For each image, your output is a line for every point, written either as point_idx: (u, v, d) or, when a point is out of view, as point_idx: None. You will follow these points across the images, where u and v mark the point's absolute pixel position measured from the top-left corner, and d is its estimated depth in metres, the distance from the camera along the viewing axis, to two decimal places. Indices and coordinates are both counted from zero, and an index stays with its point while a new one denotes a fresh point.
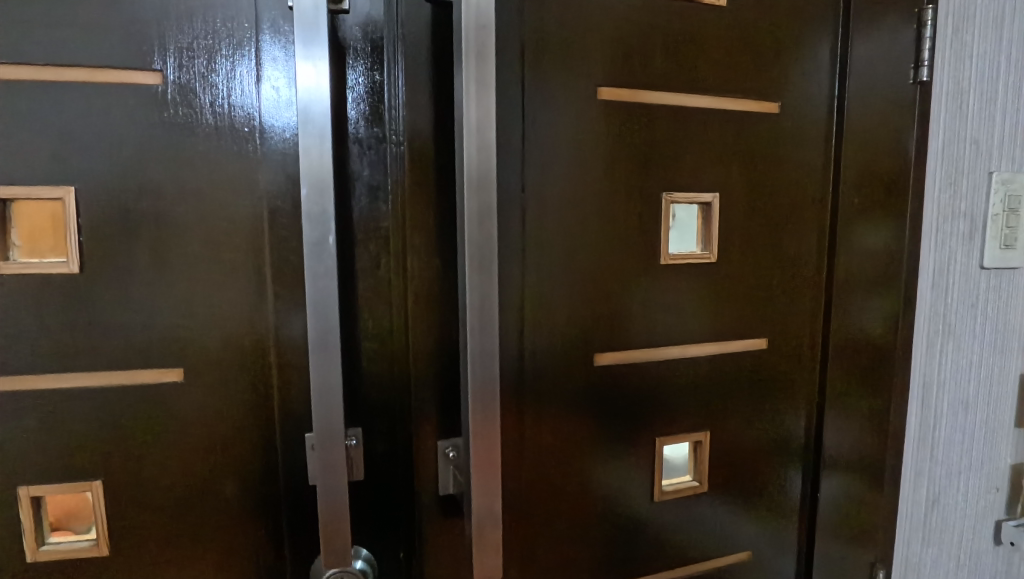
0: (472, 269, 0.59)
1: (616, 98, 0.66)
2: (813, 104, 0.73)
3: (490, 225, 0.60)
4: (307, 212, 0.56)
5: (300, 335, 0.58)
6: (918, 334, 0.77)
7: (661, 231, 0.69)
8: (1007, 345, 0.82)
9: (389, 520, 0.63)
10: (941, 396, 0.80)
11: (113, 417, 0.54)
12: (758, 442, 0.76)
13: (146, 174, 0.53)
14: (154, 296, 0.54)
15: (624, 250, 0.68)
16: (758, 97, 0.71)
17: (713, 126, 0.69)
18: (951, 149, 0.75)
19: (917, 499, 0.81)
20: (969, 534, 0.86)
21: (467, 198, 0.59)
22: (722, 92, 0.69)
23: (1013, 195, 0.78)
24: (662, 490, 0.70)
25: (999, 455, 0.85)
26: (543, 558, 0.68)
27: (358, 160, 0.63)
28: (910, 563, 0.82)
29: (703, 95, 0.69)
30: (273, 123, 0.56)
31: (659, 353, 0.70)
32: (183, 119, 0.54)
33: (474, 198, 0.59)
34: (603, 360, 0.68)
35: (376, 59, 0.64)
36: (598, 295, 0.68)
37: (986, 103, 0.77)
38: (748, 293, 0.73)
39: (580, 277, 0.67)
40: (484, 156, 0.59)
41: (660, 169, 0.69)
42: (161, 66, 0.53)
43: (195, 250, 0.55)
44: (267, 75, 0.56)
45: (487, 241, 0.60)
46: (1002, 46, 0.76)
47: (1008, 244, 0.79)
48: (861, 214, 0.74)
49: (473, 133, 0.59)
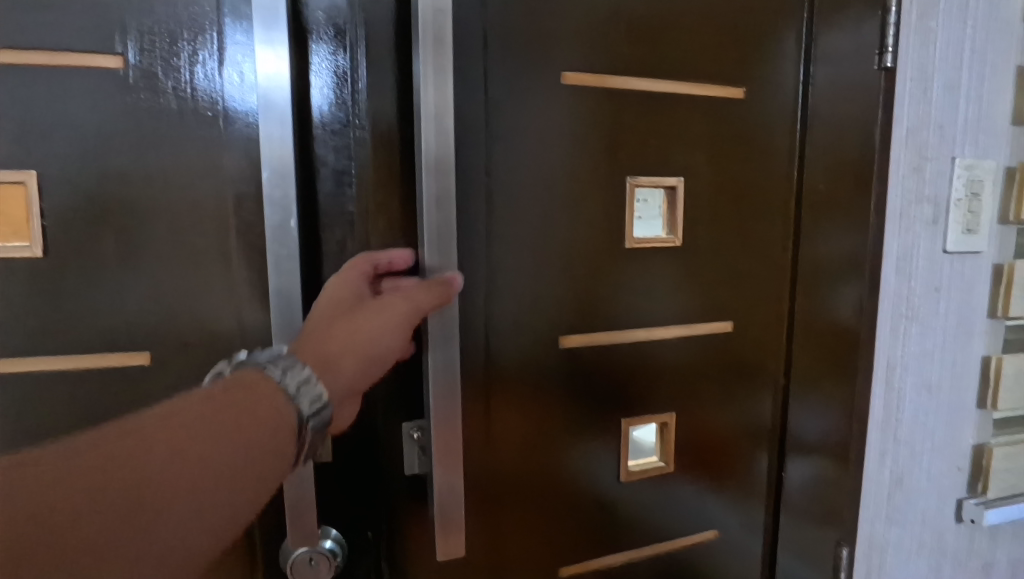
0: (430, 251, 0.61)
1: (581, 84, 0.72)
2: (783, 97, 0.83)
3: (449, 211, 0.60)
4: (270, 197, 0.59)
5: (265, 320, 0.67)
6: (883, 318, 0.87)
7: (628, 216, 0.76)
8: (969, 329, 0.93)
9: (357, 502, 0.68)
10: (904, 378, 0.91)
11: (123, 372, 0.64)
12: (723, 420, 0.88)
13: (106, 156, 0.61)
14: (122, 279, 0.63)
15: (601, 239, 0.75)
16: (723, 83, 0.79)
17: (674, 125, 0.77)
18: (916, 135, 0.85)
19: (881, 479, 0.93)
20: (933, 511, 0.98)
21: (425, 184, 0.59)
22: (687, 78, 0.77)
23: (975, 180, 0.88)
24: (628, 471, 0.81)
25: (961, 436, 0.96)
26: (510, 534, 0.76)
27: (322, 147, 0.64)
28: (875, 540, 0.94)
29: (668, 80, 0.76)
30: (235, 108, 0.64)
31: (626, 336, 0.78)
32: (146, 104, 0.62)
33: (433, 182, 0.59)
34: (569, 343, 0.75)
35: (340, 44, 0.64)
36: (567, 282, 0.74)
37: (950, 89, 0.86)
38: (712, 274, 0.83)
39: (543, 268, 0.72)
40: (444, 142, 0.59)
41: (631, 159, 0.75)
42: (123, 51, 0.61)
43: (158, 233, 0.63)
44: (229, 59, 0.64)
45: (447, 228, 0.61)
46: (966, 34, 0.85)
47: (970, 229, 0.89)
48: (821, 198, 0.86)
49: (433, 122, 0.58)
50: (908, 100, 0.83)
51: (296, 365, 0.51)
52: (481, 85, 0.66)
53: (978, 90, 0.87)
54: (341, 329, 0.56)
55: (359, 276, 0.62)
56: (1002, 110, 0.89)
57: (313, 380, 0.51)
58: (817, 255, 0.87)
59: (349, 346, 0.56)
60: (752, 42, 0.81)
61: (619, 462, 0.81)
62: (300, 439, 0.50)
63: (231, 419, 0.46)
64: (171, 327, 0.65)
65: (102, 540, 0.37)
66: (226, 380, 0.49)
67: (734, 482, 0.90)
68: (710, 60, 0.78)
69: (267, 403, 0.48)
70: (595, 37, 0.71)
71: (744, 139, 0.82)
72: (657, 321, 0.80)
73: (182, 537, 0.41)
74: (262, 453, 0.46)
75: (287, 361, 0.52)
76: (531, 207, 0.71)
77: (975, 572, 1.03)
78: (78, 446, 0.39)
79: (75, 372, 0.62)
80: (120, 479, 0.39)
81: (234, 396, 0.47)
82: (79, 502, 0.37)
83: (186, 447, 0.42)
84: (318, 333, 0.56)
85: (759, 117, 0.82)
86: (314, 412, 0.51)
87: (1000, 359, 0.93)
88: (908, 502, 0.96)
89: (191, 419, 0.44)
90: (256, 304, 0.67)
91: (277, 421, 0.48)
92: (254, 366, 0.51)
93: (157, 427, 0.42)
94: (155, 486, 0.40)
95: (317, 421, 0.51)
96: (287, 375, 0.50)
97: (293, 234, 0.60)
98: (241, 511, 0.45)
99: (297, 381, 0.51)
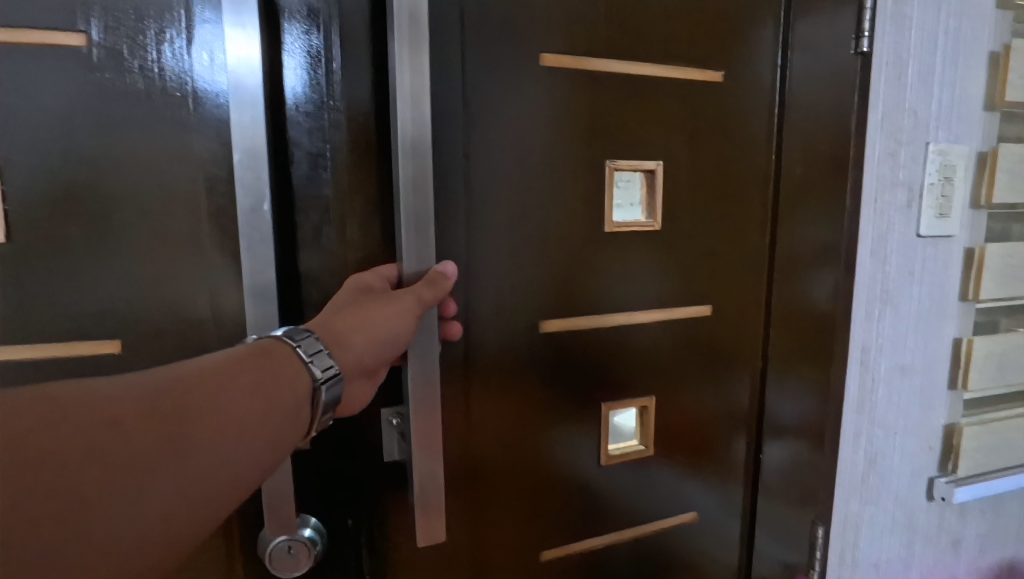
0: (407, 235, 0.60)
1: (560, 66, 0.71)
2: (759, 80, 0.84)
3: (426, 195, 0.59)
4: (241, 180, 0.58)
5: (240, 306, 0.66)
6: (858, 302, 0.89)
7: (608, 200, 0.76)
8: (941, 311, 0.94)
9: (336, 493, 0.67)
10: (878, 360, 0.92)
11: (93, 361, 0.62)
12: (702, 403, 0.88)
13: (72, 138, 0.59)
14: (92, 265, 0.61)
15: (580, 224, 0.75)
16: (702, 66, 0.79)
17: (653, 108, 0.77)
18: (891, 120, 0.85)
19: (856, 459, 0.95)
20: (906, 490, 1.00)
21: (402, 167, 0.58)
22: (666, 61, 0.77)
23: (948, 165, 0.89)
24: (608, 454, 0.81)
25: (933, 417, 0.98)
26: (491, 518, 0.76)
27: (296, 129, 0.63)
28: (850, 519, 0.96)
29: (647, 63, 0.76)
30: (206, 88, 0.63)
31: (606, 320, 0.79)
32: (112, 83, 0.60)
33: (409, 166, 0.59)
34: (549, 328, 0.75)
35: (313, 23, 0.62)
36: (547, 267, 0.74)
37: (925, 74, 0.86)
38: (690, 258, 0.83)
39: (523, 252, 0.72)
40: (421, 124, 0.58)
41: (610, 142, 0.75)
42: (87, 29, 0.58)
43: (127, 218, 0.62)
44: (198, 38, 0.62)
45: (424, 212, 0.60)
46: (941, 20, 0.86)
47: (943, 214, 0.90)
48: (800, 183, 0.86)
49: (409, 103, 0.57)
50: (883, 85, 0.84)
51: (310, 336, 0.52)
52: (458, 66, 0.65)
53: (953, 75, 0.88)
54: (350, 313, 0.56)
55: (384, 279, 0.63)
56: (975, 95, 0.90)
57: (325, 357, 0.51)
58: (794, 240, 0.88)
59: (360, 328, 0.56)
60: (730, 25, 0.80)
61: (599, 445, 0.81)
62: (312, 407, 0.50)
63: (247, 382, 0.46)
64: (141, 314, 0.63)
65: (85, 497, 0.36)
66: (246, 349, 0.48)
67: (713, 465, 0.91)
68: (690, 43, 0.78)
69: (283, 370, 0.48)
70: (574, 19, 0.71)
71: (721, 123, 0.82)
72: (637, 306, 0.80)
73: (191, 507, 0.40)
74: (271, 421, 0.46)
75: (303, 333, 0.52)
76: (511, 190, 0.70)
77: (945, 547, 1.05)
78: (106, 398, 0.39)
79: (41, 361, 0.61)
80: (128, 433, 0.38)
81: (251, 361, 0.47)
82: (81, 450, 0.36)
83: (199, 404, 0.42)
84: (329, 316, 0.56)
85: (738, 101, 0.83)
86: (325, 379, 0.51)
87: (971, 340, 0.95)
88: (882, 482, 0.98)
89: (212, 377, 0.44)
90: (229, 290, 0.66)
91: (291, 385, 0.48)
92: (271, 335, 0.51)
93: (178, 380, 0.43)
94: (158, 446, 0.39)
95: (329, 390, 0.51)
96: (302, 345, 0.51)
97: (267, 218, 0.59)
98: (238, 481, 0.43)
99: (310, 350, 0.51)
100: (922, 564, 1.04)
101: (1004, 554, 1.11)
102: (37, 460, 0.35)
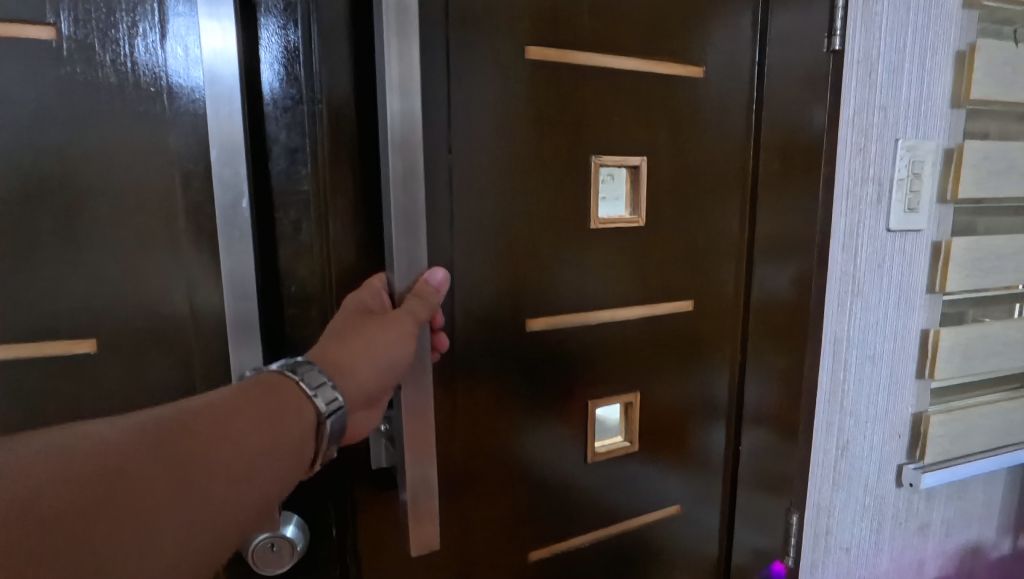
0: (397, 232, 0.59)
1: (544, 60, 0.71)
2: (736, 70, 0.85)
3: (415, 188, 0.59)
4: (218, 175, 0.57)
5: (218, 305, 0.66)
6: (830, 295, 0.91)
7: (594, 196, 0.77)
8: (909, 303, 0.97)
9: (317, 491, 0.67)
10: (849, 351, 0.95)
11: (67, 360, 0.61)
12: (681, 395, 0.90)
13: (42, 133, 0.58)
14: (66, 262, 0.60)
15: (566, 220, 0.76)
16: (683, 61, 0.80)
17: (633, 103, 0.78)
18: (862, 118, 0.88)
19: (829, 448, 0.98)
20: (876, 476, 1.03)
21: (390, 160, 0.58)
22: (649, 56, 0.78)
23: (916, 161, 0.91)
24: (593, 451, 0.83)
25: (901, 406, 1.01)
26: (476, 514, 0.77)
27: (274, 124, 0.62)
28: (822, 505, 0.99)
29: (633, 58, 0.77)
30: (180, 83, 0.62)
31: (591, 317, 0.80)
32: (82, 78, 0.59)
33: (398, 159, 0.58)
34: (535, 325, 0.76)
35: (289, 17, 0.61)
36: (533, 262, 0.74)
37: (893, 72, 0.89)
38: (671, 253, 0.85)
39: (510, 248, 0.73)
40: (408, 116, 0.58)
41: (593, 136, 0.76)
42: (55, 21, 0.57)
43: (102, 215, 0.61)
44: (171, 32, 0.61)
45: (412, 206, 0.60)
46: (909, 19, 0.88)
47: (911, 208, 0.93)
48: (773, 178, 0.87)
49: (397, 92, 0.57)
50: (854, 82, 0.86)
51: (313, 368, 0.51)
52: (443, 57, 0.65)
53: (920, 73, 0.90)
54: (354, 341, 0.55)
55: (378, 293, 0.62)
56: (943, 92, 0.92)
57: (329, 388, 0.51)
58: (768, 230, 0.89)
59: (366, 355, 0.55)
60: (709, 21, 0.81)
61: (586, 442, 0.83)
62: (317, 438, 0.50)
63: (252, 419, 0.45)
64: (117, 312, 0.62)
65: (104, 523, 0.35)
66: (250, 382, 0.48)
67: (691, 455, 0.93)
68: (670, 39, 0.79)
69: (288, 402, 0.48)
70: (559, 14, 0.71)
71: (700, 120, 0.83)
72: (618, 301, 0.81)
73: (203, 537, 0.40)
74: (278, 452, 0.46)
75: (304, 365, 0.51)
76: (493, 186, 0.70)
77: (913, 531, 1.09)
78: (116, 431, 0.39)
79: (13, 361, 0.59)
80: (142, 462, 0.38)
81: (257, 393, 0.47)
82: (96, 476, 0.36)
83: (206, 436, 0.42)
84: (333, 346, 0.55)
85: (716, 97, 0.84)
86: (331, 412, 0.50)
87: (937, 331, 0.98)
88: (853, 470, 1.01)
89: (218, 415, 0.43)
90: (208, 288, 0.65)
91: (296, 418, 0.48)
92: (276, 369, 0.50)
93: (185, 417, 0.42)
94: (171, 476, 0.39)
95: (334, 421, 0.50)
96: (306, 378, 0.50)
97: (245, 214, 0.59)
98: (247, 512, 0.43)
99: (315, 383, 0.50)
100: (891, 548, 1.08)
101: (969, 536, 1.15)
102: (52, 476, 0.35)
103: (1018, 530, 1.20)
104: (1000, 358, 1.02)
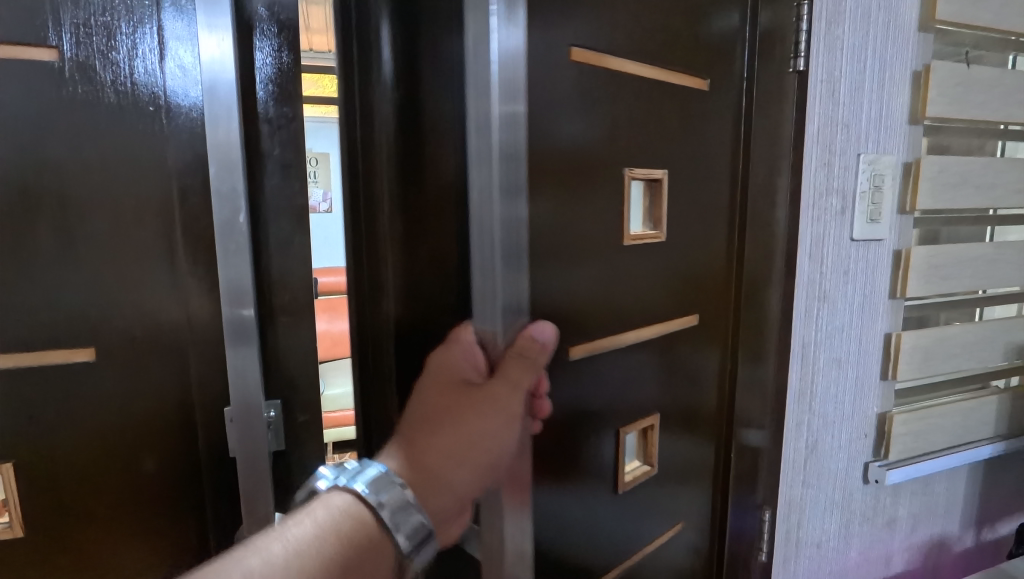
0: (502, 266, 0.50)
1: (582, 62, 0.73)
2: (728, 84, 0.96)
3: (520, 214, 0.50)
4: (216, 190, 0.60)
5: (212, 314, 0.68)
6: (798, 300, 0.96)
7: (625, 214, 0.82)
8: (874, 307, 1.03)
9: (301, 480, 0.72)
10: (817, 354, 1.00)
11: (65, 368, 0.64)
12: (659, 398, 0.93)
13: (43, 150, 0.60)
14: (65, 273, 0.63)
15: (594, 232, 0.78)
16: (694, 73, 0.89)
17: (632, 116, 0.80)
18: (826, 134, 0.93)
19: (799, 447, 1.02)
20: (844, 473, 1.08)
21: (494, 172, 0.48)
22: (667, 66, 0.84)
23: (877, 173, 0.97)
24: (624, 480, 0.87)
25: (867, 407, 1.07)
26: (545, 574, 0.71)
27: (268, 141, 0.66)
28: (793, 501, 1.04)
29: (653, 66, 0.82)
30: (177, 102, 0.64)
31: (618, 340, 0.84)
32: (84, 97, 0.61)
33: (504, 173, 0.48)
34: (575, 353, 0.77)
35: (283, 41, 0.65)
36: (570, 276, 0.75)
37: (854, 90, 0.94)
38: (665, 260, 0.90)
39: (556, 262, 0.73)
40: (485, 150, 0.48)
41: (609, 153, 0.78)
42: (58, 43, 0.60)
43: (100, 228, 0.63)
44: (170, 53, 0.64)
45: (517, 235, 0.50)
46: (869, 40, 0.93)
47: (873, 219, 0.98)
48: (762, 189, 0.97)
49: (506, 96, 0.47)
50: (817, 101, 0.91)
51: (393, 485, 0.49)
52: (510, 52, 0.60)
53: (880, 92, 0.96)
54: (443, 433, 0.55)
55: (470, 353, 0.54)
56: (900, 110, 0.98)
57: (410, 512, 0.49)
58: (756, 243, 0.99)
59: (458, 454, 0.54)
60: (683, 43, 0.86)
61: (615, 470, 0.87)
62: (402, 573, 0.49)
63: None
64: (115, 322, 0.65)
65: None
66: (325, 522, 0.47)
67: (667, 454, 0.97)
68: (654, 59, 0.82)
69: (364, 547, 0.46)
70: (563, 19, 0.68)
71: (676, 135, 0.87)
72: (626, 313, 0.85)
73: None
74: None
75: (386, 485, 0.49)
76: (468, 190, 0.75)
77: (880, 526, 1.14)
78: None
79: (13, 370, 0.62)
80: None
81: (327, 548, 0.45)
82: None
83: None
84: (418, 443, 0.55)
85: (690, 114, 0.89)
86: (416, 541, 0.49)
87: (899, 334, 1.03)
88: (821, 467, 1.05)
89: None
90: (202, 298, 0.68)
91: (368, 564, 0.46)
92: (351, 492, 0.48)
93: None
94: None
95: (418, 553, 0.49)
96: (386, 504, 0.48)
97: (242, 228, 0.62)
98: None
99: (397, 514, 0.48)
100: (860, 542, 1.13)
101: (933, 531, 1.20)
102: None
103: (980, 524, 1.26)
104: (958, 361, 1.08)
